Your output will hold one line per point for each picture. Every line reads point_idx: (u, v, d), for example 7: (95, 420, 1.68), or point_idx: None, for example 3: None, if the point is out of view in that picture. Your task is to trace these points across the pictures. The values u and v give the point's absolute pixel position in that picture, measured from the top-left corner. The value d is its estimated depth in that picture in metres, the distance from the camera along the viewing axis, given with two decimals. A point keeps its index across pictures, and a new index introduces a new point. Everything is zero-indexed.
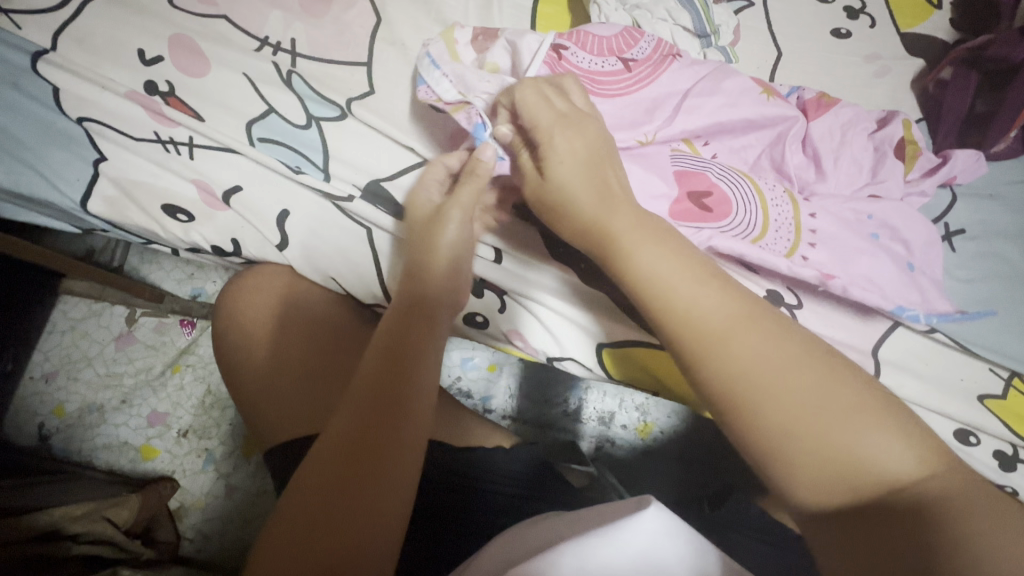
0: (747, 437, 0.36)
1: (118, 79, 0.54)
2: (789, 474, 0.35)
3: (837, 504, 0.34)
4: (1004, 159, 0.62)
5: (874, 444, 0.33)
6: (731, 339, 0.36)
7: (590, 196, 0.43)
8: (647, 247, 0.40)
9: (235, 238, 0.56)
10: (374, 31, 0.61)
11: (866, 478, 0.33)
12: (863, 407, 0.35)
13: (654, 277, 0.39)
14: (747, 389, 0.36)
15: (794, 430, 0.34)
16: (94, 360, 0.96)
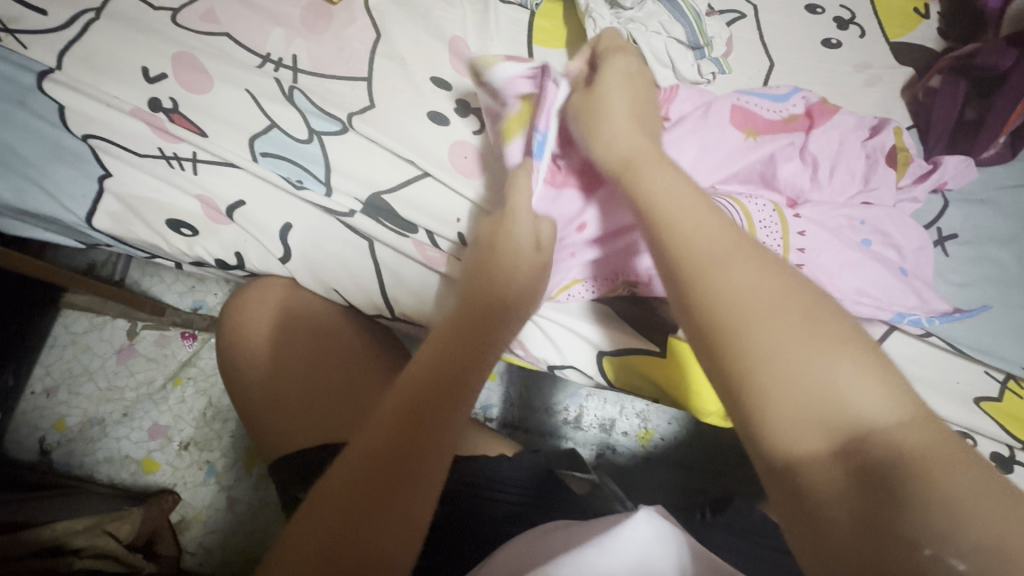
0: (725, 343, 0.33)
1: (123, 97, 0.55)
2: (760, 395, 0.32)
3: (806, 440, 0.31)
4: (993, 164, 0.64)
5: (845, 380, 0.31)
6: (725, 267, 0.35)
7: (622, 137, 0.44)
8: (663, 182, 0.40)
9: (239, 251, 0.56)
10: (374, 47, 0.62)
11: (838, 412, 0.30)
12: (840, 344, 0.32)
13: (667, 201, 0.39)
14: (735, 311, 0.34)
15: (776, 354, 0.32)
16: (95, 373, 0.96)
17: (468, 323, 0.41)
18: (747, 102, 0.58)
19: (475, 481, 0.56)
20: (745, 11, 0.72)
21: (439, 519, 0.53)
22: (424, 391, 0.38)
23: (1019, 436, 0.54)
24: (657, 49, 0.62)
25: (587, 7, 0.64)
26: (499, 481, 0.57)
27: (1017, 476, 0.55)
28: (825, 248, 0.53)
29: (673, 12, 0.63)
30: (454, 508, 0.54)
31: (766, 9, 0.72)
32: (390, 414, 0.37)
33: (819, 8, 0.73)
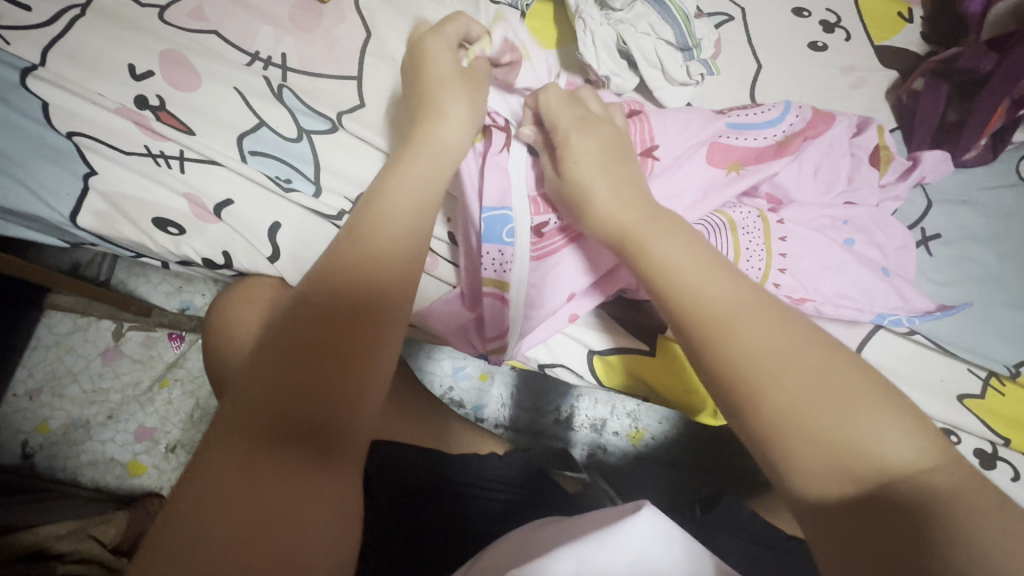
0: (747, 402, 0.33)
1: (108, 94, 0.54)
2: (791, 452, 0.31)
3: (838, 488, 0.30)
4: (973, 166, 0.65)
5: (874, 431, 0.30)
6: (742, 323, 0.35)
7: (615, 204, 0.42)
8: (667, 241, 0.39)
9: (227, 250, 0.55)
10: (364, 46, 0.62)
11: (866, 465, 0.30)
12: (862, 395, 0.32)
13: (675, 265, 0.38)
14: (759, 368, 0.33)
15: (802, 409, 0.31)
16: (80, 375, 0.95)
17: (351, 279, 0.37)
18: (729, 133, 0.56)
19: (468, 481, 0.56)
20: (733, 13, 0.72)
21: (429, 521, 0.53)
22: (308, 348, 0.34)
23: (1000, 432, 0.56)
24: (646, 51, 0.63)
25: (577, 7, 0.64)
26: (492, 480, 0.57)
27: (998, 471, 0.56)
28: (807, 251, 0.53)
29: (662, 13, 0.64)
30: (445, 507, 0.54)
31: (754, 11, 0.73)
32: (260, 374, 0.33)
33: (805, 11, 0.74)
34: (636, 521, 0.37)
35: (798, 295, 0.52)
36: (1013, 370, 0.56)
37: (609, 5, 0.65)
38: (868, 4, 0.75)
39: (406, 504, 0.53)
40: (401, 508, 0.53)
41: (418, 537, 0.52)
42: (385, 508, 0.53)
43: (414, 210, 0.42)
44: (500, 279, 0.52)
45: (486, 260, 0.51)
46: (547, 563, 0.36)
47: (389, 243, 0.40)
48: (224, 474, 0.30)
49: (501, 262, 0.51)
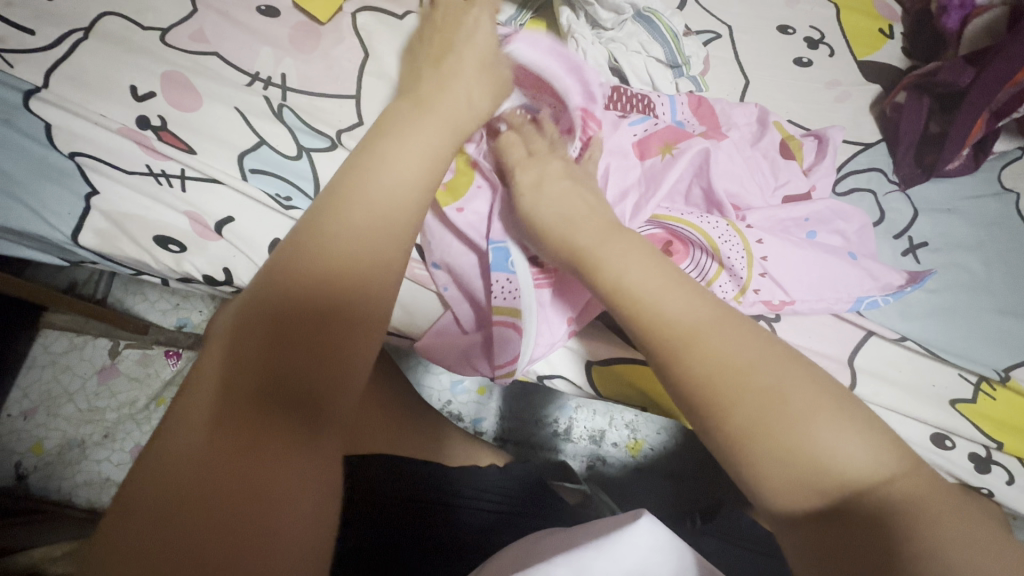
0: (714, 420, 0.33)
1: (110, 115, 0.55)
2: (753, 468, 0.32)
3: (803, 500, 0.31)
4: (957, 176, 0.67)
5: (832, 443, 0.31)
6: (714, 337, 0.35)
7: (571, 229, 0.44)
8: (623, 259, 0.40)
9: (228, 267, 0.55)
10: (361, 65, 0.64)
11: (827, 477, 0.31)
12: (820, 407, 0.32)
13: (638, 281, 0.39)
14: (724, 385, 0.33)
15: (768, 429, 0.32)
16: (75, 394, 0.95)
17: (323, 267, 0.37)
18: (641, 130, 0.58)
19: (456, 491, 0.56)
20: (720, 31, 0.74)
21: (415, 533, 0.52)
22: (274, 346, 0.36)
23: (994, 436, 0.56)
24: (638, 69, 0.65)
25: (569, 26, 0.66)
26: (480, 490, 0.57)
27: (994, 475, 0.57)
28: (784, 250, 0.54)
29: (652, 32, 0.66)
30: (434, 522, 0.53)
31: (740, 29, 0.75)
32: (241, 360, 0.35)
33: (790, 28, 0.76)
34: (636, 531, 0.37)
35: (779, 300, 0.54)
36: (1002, 375, 0.57)
37: (600, 24, 0.65)
38: (850, 21, 0.77)
39: (388, 514, 0.52)
40: (381, 519, 0.52)
41: (399, 551, 0.50)
42: (363, 527, 0.51)
43: (401, 179, 0.41)
44: (512, 306, 0.52)
45: (495, 289, 0.52)
46: (540, 569, 0.36)
47: (357, 236, 0.38)
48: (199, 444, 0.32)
49: (511, 291, 0.51)
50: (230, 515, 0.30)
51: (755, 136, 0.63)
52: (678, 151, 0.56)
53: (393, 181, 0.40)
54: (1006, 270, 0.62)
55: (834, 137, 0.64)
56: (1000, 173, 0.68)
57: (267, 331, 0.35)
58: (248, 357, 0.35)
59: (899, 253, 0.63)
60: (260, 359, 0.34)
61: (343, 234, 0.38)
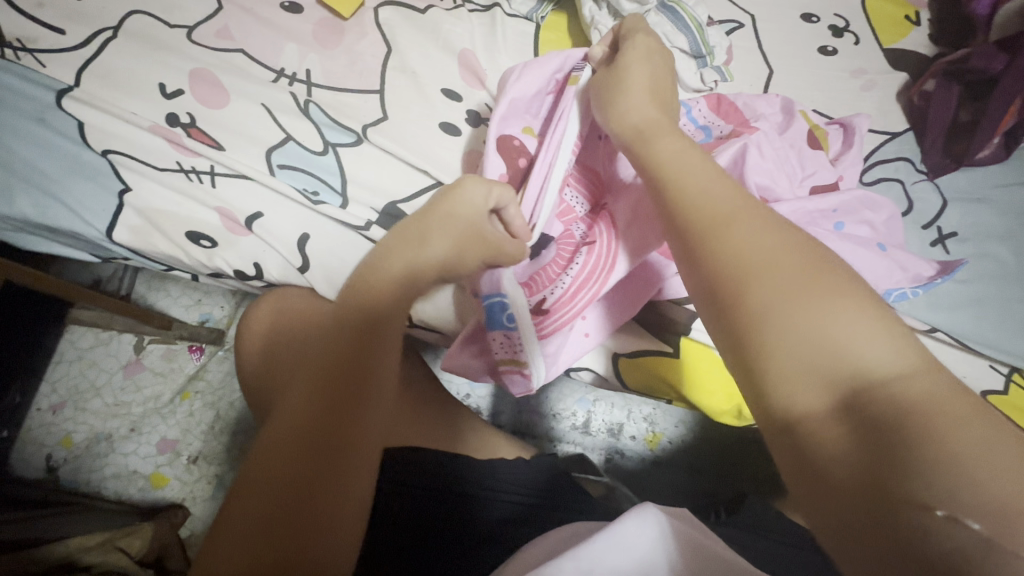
0: (732, 304, 0.33)
1: (141, 113, 0.56)
2: (766, 349, 0.31)
3: (816, 397, 0.30)
4: (990, 164, 0.65)
5: (854, 333, 0.30)
6: (736, 224, 0.35)
7: (641, 102, 0.45)
8: (669, 142, 0.41)
9: (257, 263, 0.56)
10: (385, 60, 0.64)
11: (845, 369, 0.29)
12: (841, 296, 0.31)
13: (674, 161, 0.39)
14: (744, 271, 0.33)
15: (786, 318, 0.31)
16: (102, 389, 0.96)
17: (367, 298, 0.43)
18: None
19: (479, 482, 0.56)
20: (742, 20, 0.74)
21: (438, 519, 0.53)
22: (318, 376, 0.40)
23: None
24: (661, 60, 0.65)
25: (591, 17, 0.66)
26: (502, 482, 0.57)
27: None
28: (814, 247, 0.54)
29: (676, 23, 0.65)
30: (463, 514, 0.54)
31: (763, 18, 0.74)
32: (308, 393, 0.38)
33: (813, 17, 0.75)
34: (640, 517, 0.41)
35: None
36: None
37: (622, 15, 0.65)
38: (875, 8, 0.76)
39: (418, 505, 0.53)
40: (412, 509, 0.53)
41: (425, 535, 0.52)
42: (400, 509, 0.53)
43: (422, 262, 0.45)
44: (515, 358, 0.52)
45: (496, 345, 0.52)
46: (555, 565, 0.39)
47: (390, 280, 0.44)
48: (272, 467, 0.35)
49: (511, 345, 0.52)
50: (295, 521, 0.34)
51: (781, 126, 0.62)
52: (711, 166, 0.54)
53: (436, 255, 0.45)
54: None
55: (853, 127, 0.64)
56: None
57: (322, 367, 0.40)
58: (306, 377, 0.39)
59: (928, 243, 0.62)
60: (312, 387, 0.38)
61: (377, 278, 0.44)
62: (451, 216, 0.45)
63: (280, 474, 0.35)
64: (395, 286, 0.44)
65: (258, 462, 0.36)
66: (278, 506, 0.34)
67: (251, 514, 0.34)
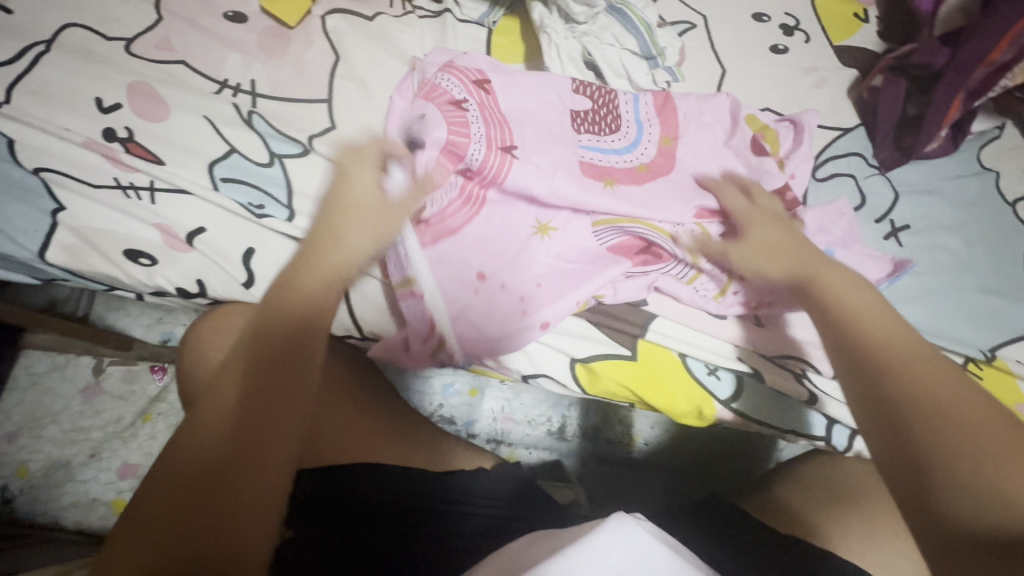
0: (891, 384, 0.39)
1: (75, 129, 0.54)
2: (938, 429, 0.36)
3: (904, 480, 0.36)
4: (938, 157, 0.66)
5: (959, 394, 0.38)
6: (847, 294, 0.45)
7: (762, 259, 0.51)
8: (841, 275, 0.47)
9: (201, 279, 0.54)
10: (333, 69, 0.63)
11: (972, 427, 0.36)
12: (944, 368, 0.40)
13: (773, 244, 0.51)
14: (907, 347, 0.41)
15: (959, 453, 0.35)
16: (59, 415, 0.93)
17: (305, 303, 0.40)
18: (590, 154, 0.56)
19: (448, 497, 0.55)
20: (695, 21, 0.74)
21: (396, 509, 0.53)
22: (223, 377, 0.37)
23: None
24: (612, 62, 0.64)
25: (541, 21, 0.65)
26: (471, 495, 0.56)
27: None
28: None
29: (626, 24, 0.65)
30: (431, 529, 0.52)
31: (715, 18, 0.75)
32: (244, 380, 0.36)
33: (764, 16, 0.76)
34: (620, 530, 0.37)
35: (752, 302, 0.55)
36: (988, 354, 0.57)
37: (573, 19, 0.65)
38: (825, 7, 0.77)
39: (382, 523, 0.52)
40: (378, 528, 0.52)
41: (381, 522, 0.52)
42: (363, 530, 0.51)
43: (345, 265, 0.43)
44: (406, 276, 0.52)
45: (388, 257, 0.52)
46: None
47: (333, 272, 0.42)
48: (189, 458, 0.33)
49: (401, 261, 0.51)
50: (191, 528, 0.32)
51: (728, 130, 0.62)
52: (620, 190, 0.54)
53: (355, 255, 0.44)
54: (986, 250, 0.63)
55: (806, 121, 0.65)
56: (978, 152, 0.68)
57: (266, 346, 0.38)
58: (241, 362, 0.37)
59: (882, 236, 0.63)
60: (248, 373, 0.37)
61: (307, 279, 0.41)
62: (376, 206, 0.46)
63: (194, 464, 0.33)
64: (328, 285, 0.41)
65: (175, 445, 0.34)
66: (171, 510, 0.32)
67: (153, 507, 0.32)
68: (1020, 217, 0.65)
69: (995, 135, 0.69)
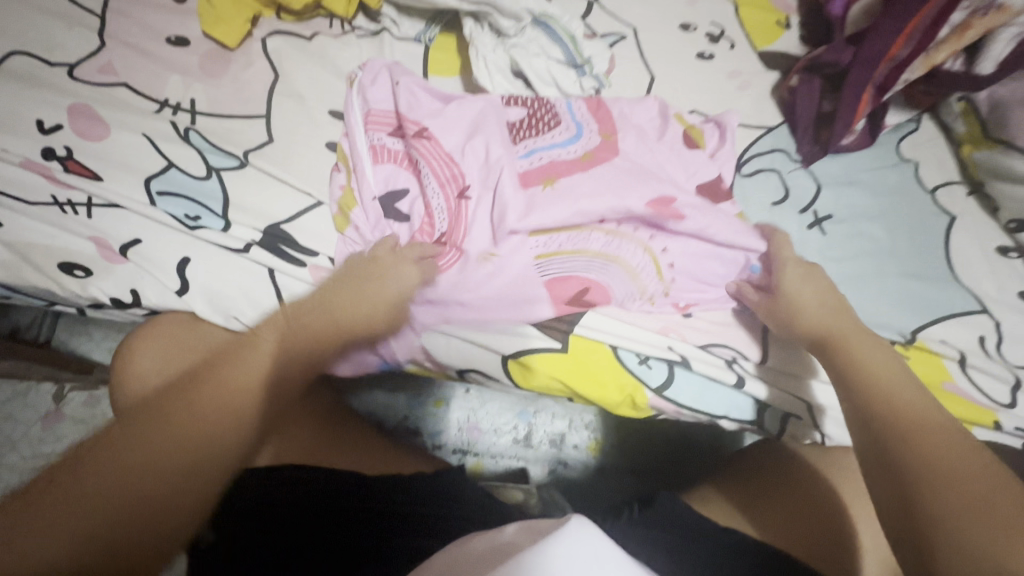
0: (908, 428, 0.47)
1: (14, 150, 0.56)
2: (917, 472, 0.44)
3: (889, 507, 0.45)
4: (860, 148, 0.69)
5: (954, 460, 0.44)
6: (864, 339, 0.53)
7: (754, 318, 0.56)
8: (875, 352, 0.53)
9: (134, 289, 0.55)
10: (272, 86, 0.65)
11: (951, 484, 0.43)
12: (942, 427, 0.47)
13: (793, 283, 0.56)
14: (908, 399, 0.49)
15: (955, 516, 0.41)
16: (19, 442, 0.91)
17: (305, 338, 0.53)
18: (528, 162, 0.59)
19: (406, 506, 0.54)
20: (624, 32, 0.78)
21: (354, 514, 0.53)
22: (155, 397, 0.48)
23: None
24: (538, 71, 0.67)
25: (472, 35, 0.69)
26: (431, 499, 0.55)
27: None
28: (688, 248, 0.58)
29: (550, 36, 0.68)
30: (389, 532, 0.51)
31: (644, 30, 0.79)
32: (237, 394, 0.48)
33: (691, 26, 0.80)
34: (585, 531, 0.37)
35: (684, 303, 0.59)
36: (909, 337, 0.59)
37: (501, 33, 0.68)
38: (748, 16, 0.81)
39: (335, 531, 0.51)
40: (333, 535, 0.51)
41: (340, 516, 0.52)
42: (322, 542, 0.50)
43: (326, 318, 0.53)
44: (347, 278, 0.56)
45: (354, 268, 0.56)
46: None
47: (321, 326, 0.53)
48: (172, 454, 0.44)
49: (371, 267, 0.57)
50: (130, 504, 0.42)
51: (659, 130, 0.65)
52: (559, 186, 0.57)
53: (346, 302, 0.54)
54: (907, 236, 0.65)
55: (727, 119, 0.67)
56: (898, 145, 0.71)
57: (259, 369, 0.50)
58: (236, 381, 0.48)
59: (806, 226, 0.65)
60: (238, 397, 0.48)
61: (321, 327, 0.53)
62: (357, 273, 0.55)
63: (173, 448, 0.44)
64: (317, 330, 0.53)
65: (152, 427, 0.45)
66: (116, 475, 0.42)
67: (106, 476, 0.42)
68: (939, 204, 0.68)
69: (912, 128, 0.72)
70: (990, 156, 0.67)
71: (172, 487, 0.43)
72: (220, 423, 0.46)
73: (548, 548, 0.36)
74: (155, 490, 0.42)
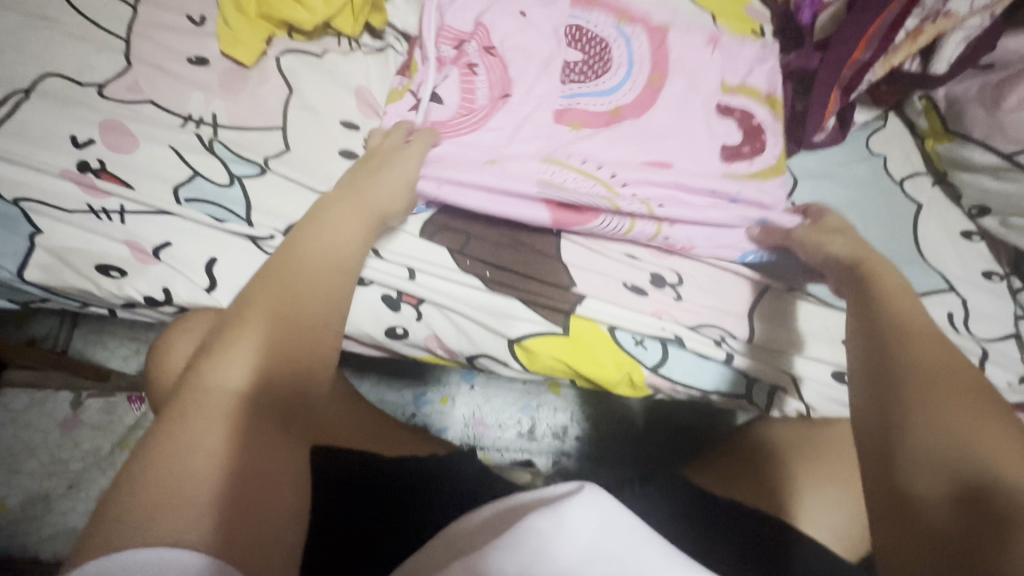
0: (891, 372, 0.45)
1: (52, 163, 0.60)
2: (913, 439, 0.41)
3: (929, 478, 0.39)
4: (829, 145, 0.75)
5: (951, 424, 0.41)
6: (883, 275, 0.54)
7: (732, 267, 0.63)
8: (891, 276, 0.54)
9: (166, 287, 0.59)
10: (287, 100, 0.71)
11: (963, 469, 0.39)
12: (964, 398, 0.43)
13: (905, 309, 0.50)
14: (919, 338, 0.47)
15: (925, 412, 0.42)
16: (38, 449, 0.95)
17: (318, 268, 0.52)
18: (569, 101, 0.67)
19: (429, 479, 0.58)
20: None
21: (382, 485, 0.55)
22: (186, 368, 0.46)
23: None
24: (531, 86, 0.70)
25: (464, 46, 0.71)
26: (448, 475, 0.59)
27: None
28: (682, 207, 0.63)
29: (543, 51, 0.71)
30: (417, 505, 0.54)
31: None
32: (266, 377, 0.46)
33: None
34: (591, 500, 0.41)
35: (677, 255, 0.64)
36: None
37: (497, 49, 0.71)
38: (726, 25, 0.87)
39: (366, 500, 0.53)
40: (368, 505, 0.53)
41: (359, 492, 0.54)
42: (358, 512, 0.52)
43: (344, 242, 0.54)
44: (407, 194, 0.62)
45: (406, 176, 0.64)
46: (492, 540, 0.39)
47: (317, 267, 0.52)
48: (249, 433, 0.43)
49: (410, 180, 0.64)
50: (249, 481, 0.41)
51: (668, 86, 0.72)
52: (584, 132, 0.66)
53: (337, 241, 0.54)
54: (878, 223, 0.71)
55: (747, 52, 0.74)
56: (868, 140, 0.77)
57: (293, 347, 0.48)
58: (277, 362, 0.47)
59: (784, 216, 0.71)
60: (278, 370, 0.47)
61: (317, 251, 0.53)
62: (346, 226, 0.54)
63: (218, 440, 0.41)
64: (325, 298, 0.51)
65: (201, 412, 0.42)
66: (168, 485, 0.37)
67: (191, 473, 0.39)
68: (906, 193, 0.73)
69: (880, 125, 0.78)
70: (950, 148, 0.74)
71: (169, 501, 0.37)
72: (263, 403, 0.45)
73: (543, 521, 0.39)
74: (252, 470, 0.42)
